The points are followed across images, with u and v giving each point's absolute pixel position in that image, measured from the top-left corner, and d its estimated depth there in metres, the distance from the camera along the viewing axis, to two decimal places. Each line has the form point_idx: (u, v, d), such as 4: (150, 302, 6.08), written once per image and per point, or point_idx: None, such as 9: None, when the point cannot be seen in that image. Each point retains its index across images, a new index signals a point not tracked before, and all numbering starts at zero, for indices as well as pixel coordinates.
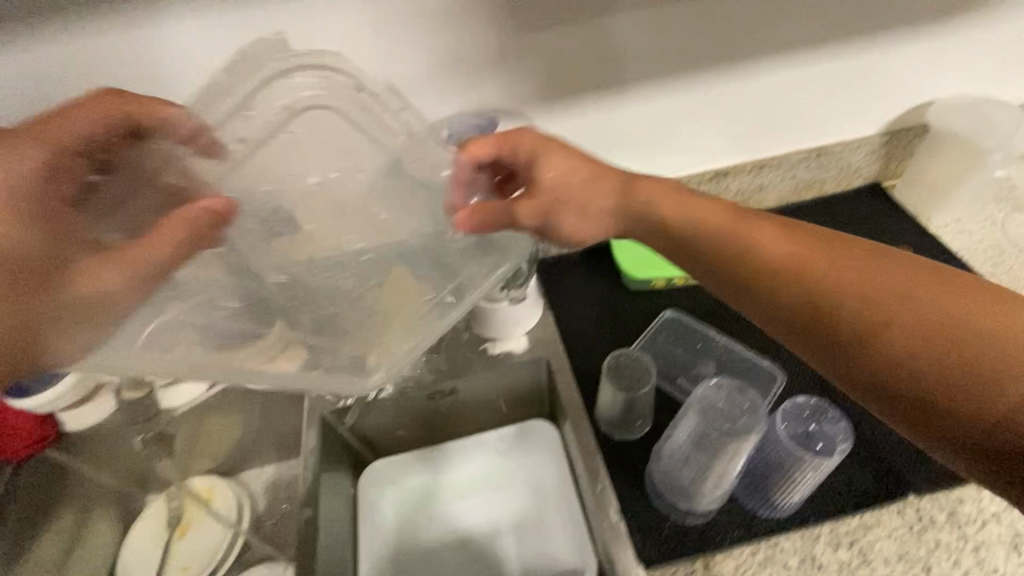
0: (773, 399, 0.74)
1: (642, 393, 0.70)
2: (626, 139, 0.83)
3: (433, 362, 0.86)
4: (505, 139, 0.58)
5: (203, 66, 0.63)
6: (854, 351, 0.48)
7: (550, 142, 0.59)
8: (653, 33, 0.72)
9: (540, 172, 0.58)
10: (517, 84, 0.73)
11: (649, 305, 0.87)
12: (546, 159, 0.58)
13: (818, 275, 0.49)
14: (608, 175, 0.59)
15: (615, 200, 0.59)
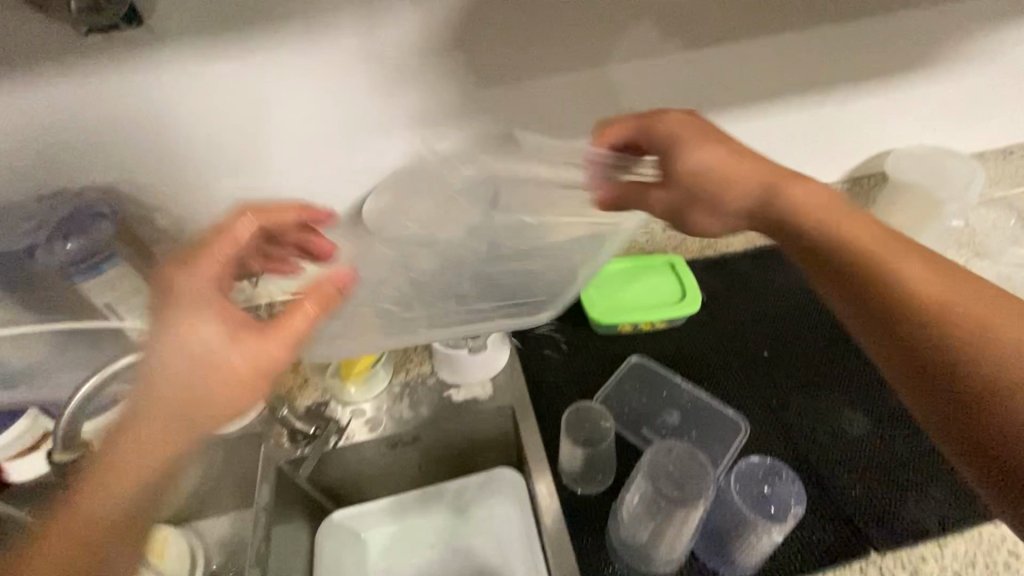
0: (735, 449, 0.74)
1: (602, 445, 0.70)
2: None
3: (395, 408, 0.84)
4: (688, 117, 0.62)
5: (159, 119, 0.63)
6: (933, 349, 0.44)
7: (707, 124, 0.62)
8: (612, 88, 0.73)
9: (683, 152, 0.60)
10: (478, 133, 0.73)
11: (614, 349, 0.86)
12: (684, 146, 0.60)
13: (914, 272, 0.47)
14: (762, 162, 0.59)
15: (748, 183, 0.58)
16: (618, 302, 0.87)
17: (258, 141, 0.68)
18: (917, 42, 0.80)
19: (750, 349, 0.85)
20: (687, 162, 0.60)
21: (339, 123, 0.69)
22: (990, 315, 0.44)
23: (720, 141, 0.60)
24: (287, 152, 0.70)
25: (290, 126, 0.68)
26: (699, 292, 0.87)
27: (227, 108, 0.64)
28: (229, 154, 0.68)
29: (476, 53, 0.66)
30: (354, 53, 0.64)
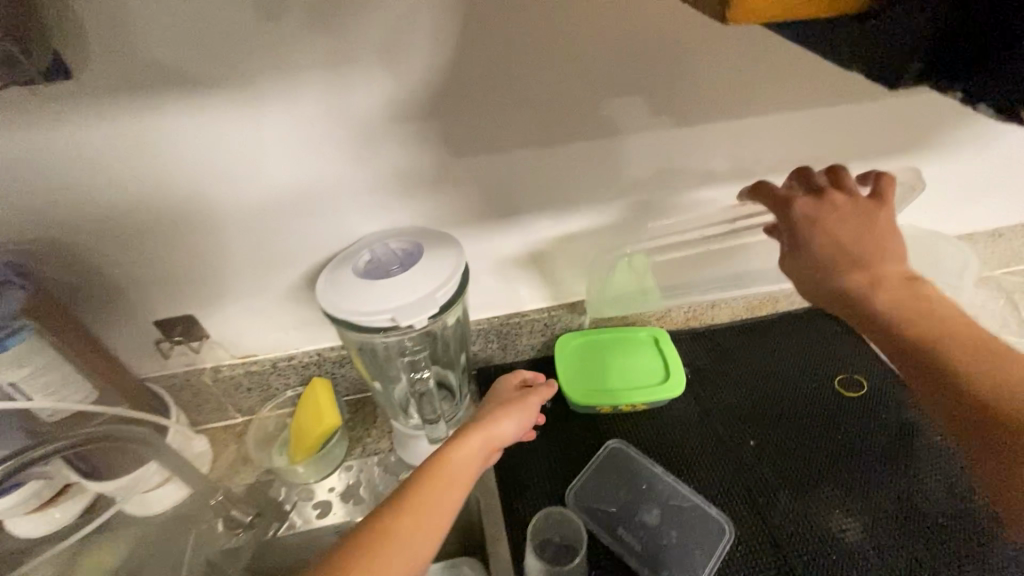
0: (717, 557, 0.67)
1: (572, 562, 0.65)
2: (569, 258, 0.79)
3: (347, 491, 0.76)
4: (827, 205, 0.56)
5: (93, 175, 0.58)
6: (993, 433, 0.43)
7: (869, 208, 0.56)
8: (592, 162, 0.69)
9: (817, 230, 0.55)
10: (447, 201, 0.68)
11: (589, 432, 0.80)
12: (828, 223, 0.55)
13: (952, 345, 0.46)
14: (872, 214, 0.56)
15: (861, 262, 0.52)
16: (597, 381, 0.82)
17: (206, 199, 0.62)
18: (909, 126, 0.78)
19: (734, 439, 0.79)
20: (828, 237, 0.54)
21: (297, 184, 0.63)
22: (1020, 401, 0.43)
23: (868, 224, 0.55)
24: (238, 212, 0.64)
25: (241, 185, 0.62)
26: (682, 372, 0.82)
27: (171, 165, 0.59)
28: (173, 213, 0.62)
29: (446, 121, 0.61)
30: (313, 115, 0.58)
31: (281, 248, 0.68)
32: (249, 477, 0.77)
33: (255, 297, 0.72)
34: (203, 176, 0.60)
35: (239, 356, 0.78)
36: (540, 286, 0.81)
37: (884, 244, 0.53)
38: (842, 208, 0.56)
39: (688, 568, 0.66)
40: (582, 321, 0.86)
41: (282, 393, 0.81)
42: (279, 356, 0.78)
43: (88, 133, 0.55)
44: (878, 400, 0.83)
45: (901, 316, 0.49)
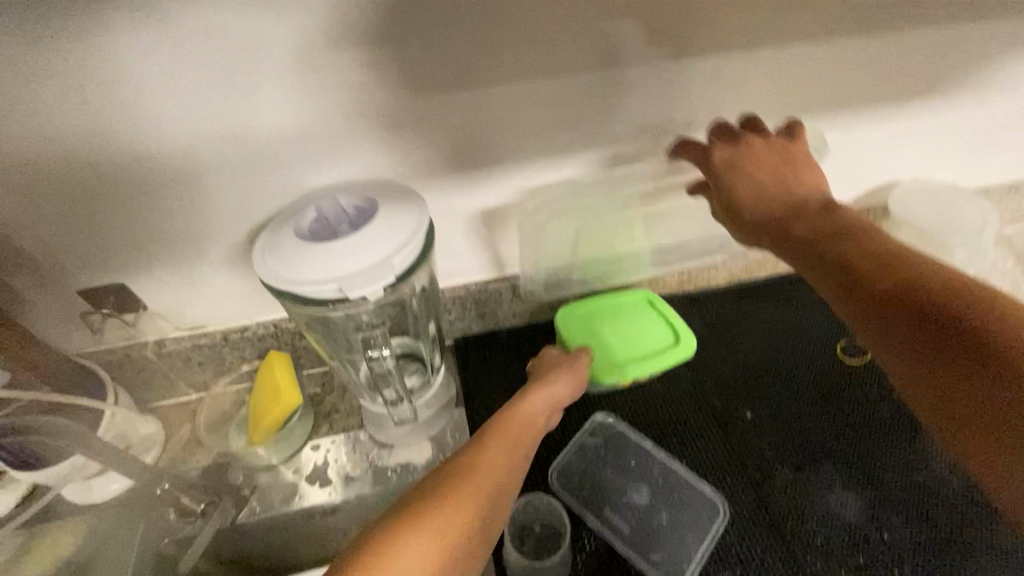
0: (711, 538, 0.63)
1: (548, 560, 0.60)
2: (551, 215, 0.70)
3: (313, 472, 0.70)
4: (743, 149, 0.57)
5: None
6: (960, 336, 0.37)
7: (783, 144, 0.56)
8: (575, 101, 0.59)
9: (735, 173, 0.56)
10: (409, 148, 0.59)
11: (576, 405, 0.74)
12: (744, 167, 0.56)
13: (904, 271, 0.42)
14: (790, 147, 0.56)
15: (776, 203, 0.53)
16: (602, 352, 0.75)
17: (119, 145, 0.52)
18: (941, 62, 0.68)
19: (729, 411, 0.73)
20: (749, 180, 0.55)
21: (228, 128, 0.53)
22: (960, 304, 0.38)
23: (781, 160, 0.56)
24: (160, 161, 0.54)
25: (159, 129, 0.52)
26: (690, 330, 0.76)
27: (69, 102, 0.49)
28: (81, 163, 0.53)
29: (401, 51, 0.51)
30: (238, 42, 0.48)
31: (217, 204, 0.59)
32: (205, 459, 0.70)
33: (197, 262, 0.64)
34: (111, 117, 0.50)
35: (185, 328, 0.70)
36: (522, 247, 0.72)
37: (798, 176, 0.54)
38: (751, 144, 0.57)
39: (679, 551, 0.62)
40: (569, 286, 0.79)
41: (236, 367, 0.73)
42: (229, 327, 0.70)
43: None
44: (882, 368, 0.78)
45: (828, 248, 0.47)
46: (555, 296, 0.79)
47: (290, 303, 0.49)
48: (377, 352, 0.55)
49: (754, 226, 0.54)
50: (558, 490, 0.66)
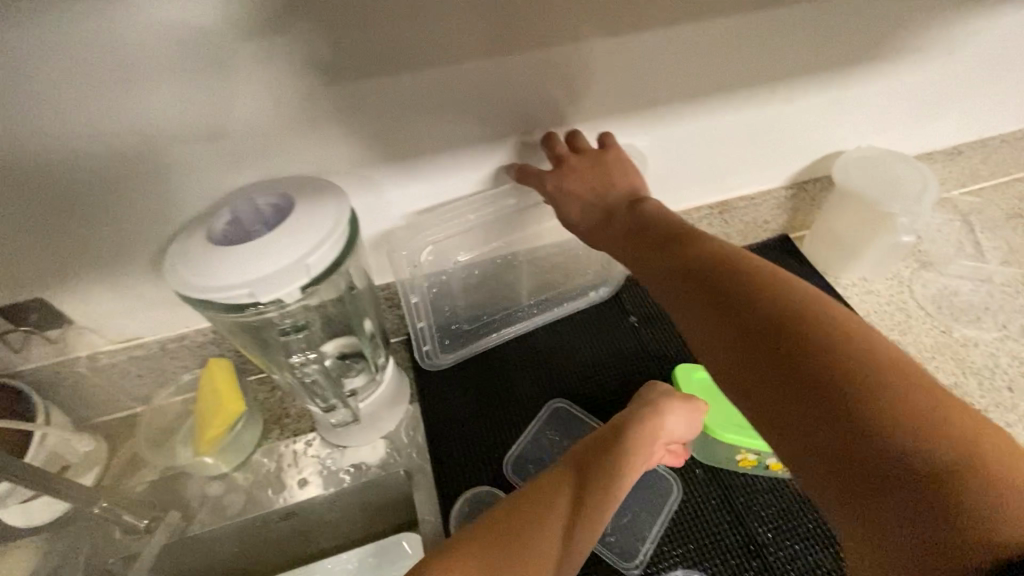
0: (664, 516, 0.63)
1: None
2: (493, 203, 0.69)
3: (266, 479, 0.69)
4: (564, 170, 0.60)
5: None
6: (739, 312, 0.36)
7: (597, 157, 0.60)
8: (507, 85, 0.58)
9: (564, 192, 0.59)
10: (334, 141, 0.57)
11: (531, 393, 0.74)
12: (570, 186, 0.59)
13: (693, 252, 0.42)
14: (600, 159, 0.60)
15: (596, 216, 0.56)
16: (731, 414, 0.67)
17: (12, 150, 0.49)
18: (877, 30, 0.67)
19: None
20: (574, 193, 0.58)
21: (136, 130, 0.51)
22: (735, 282, 0.38)
23: (598, 172, 0.59)
24: (67, 167, 0.51)
25: (60, 134, 0.49)
26: None
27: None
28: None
29: (316, 40, 0.49)
30: (133, 36, 0.45)
31: (135, 210, 0.56)
32: (152, 474, 0.68)
33: (123, 271, 0.61)
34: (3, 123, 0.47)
35: (120, 341, 0.67)
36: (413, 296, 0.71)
37: (614, 181, 0.58)
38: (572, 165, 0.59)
39: (635, 532, 0.62)
40: (520, 274, 0.78)
41: (179, 377, 0.71)
42: (168, 336, 0.68)
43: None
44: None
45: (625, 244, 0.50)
46: (466, 352, 0.77)
47: (208, 312, 0.47)
48: (298, 358, 0.56)
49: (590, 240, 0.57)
50: (514, 480, 0.66)
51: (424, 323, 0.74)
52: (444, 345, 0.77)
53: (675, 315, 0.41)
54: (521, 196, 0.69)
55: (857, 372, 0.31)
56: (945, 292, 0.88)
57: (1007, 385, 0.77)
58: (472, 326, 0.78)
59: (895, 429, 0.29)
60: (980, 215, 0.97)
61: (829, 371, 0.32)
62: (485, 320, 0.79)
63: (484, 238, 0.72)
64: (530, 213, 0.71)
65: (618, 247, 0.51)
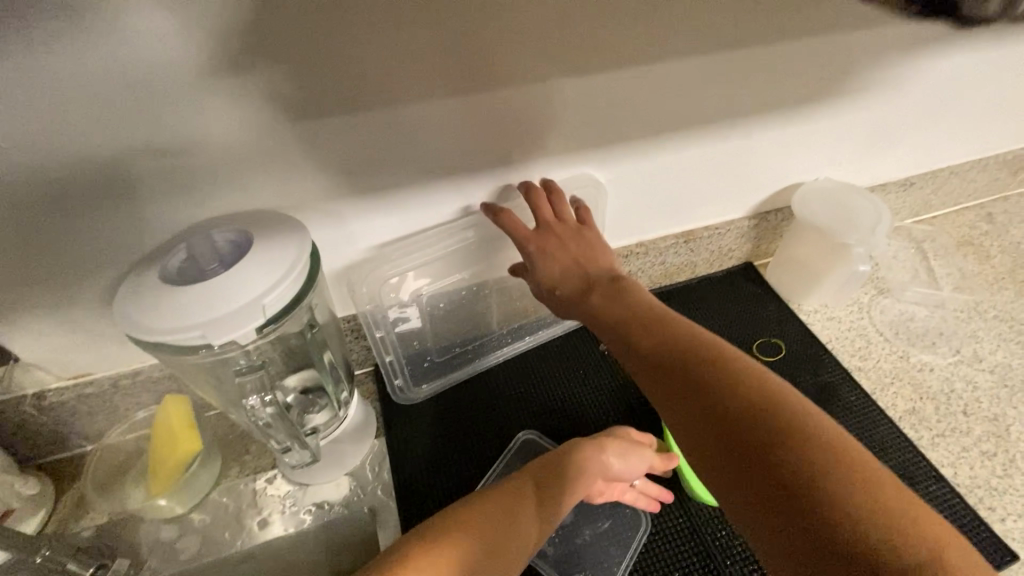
0: (634, 551, 0.63)
1: None
2: (461, 235, 0.69)
3: (221, 520, 0.66)
4: (548, 236, 0.64)
5: None
6: (720, 408, 0.41)
7: (579, 229, 0.65)
8: (472, 121, 0.59)
9: (547, 261, 0.63)
10: (297, 175, 0.56)
11: (499, 424, 0.73)
12: (553, 255, 0.63)
13: (679, 345, 0.47)
14: (581, 231, 0.65)
15: (577, 283, 0.61)
16: None
17: None
18: (826, 72, 0.71)
19: (650, 422, 0.74)
20: (557, 263, 0.63)
21: (90, 163, 0.49)
22: (718, 378, 0.43)
23: (580, 245, 0.64)
24: (14, 203, 0.49)
25: (8, 168, 0.47)
26: None
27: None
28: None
29: (278, 76, 0.49)
30: (86, 73, 0.44)
31: (88, 244, 0.54)
32: (101, 517, 0.65)
33: (71, 307, 0.58)
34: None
35: (71, 377, 0.64)
36: (378, 331, 0.70)
37: (596, 257, 0.63)
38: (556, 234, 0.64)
39: (604, 568, 0.62)
40: (489, 304, 0.78)
41: (133, 414, 0.68)
42: (121, 372, 0.65)
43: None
44: (780, 363, 0.83)
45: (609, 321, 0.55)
46: (440, 381, 0.76)
47: (160, 353, 0.45)
48: (253, 400, 0.52)
49: (566, 303, 0.61)
50: None
51: (392, 356, 0.73)
52: (416, 378, 0.76)
53: (662, 405, 0.46)
54: (489, 228, 0.69)
55: (825, 469, 0.36)
56: (902, 318, 0.91)
57: (962, 410, 0.79)
58: (444, 360, 0.78)
59: (864, 532, 0.34)
60: (932, 242, 1.01)
61: (803, 467, 0.36)
62: (456, 355, 0.78)
63: (452, 268, 0.72)
64: (498, 243, 0.72)
65: (602, 325, 0.56)
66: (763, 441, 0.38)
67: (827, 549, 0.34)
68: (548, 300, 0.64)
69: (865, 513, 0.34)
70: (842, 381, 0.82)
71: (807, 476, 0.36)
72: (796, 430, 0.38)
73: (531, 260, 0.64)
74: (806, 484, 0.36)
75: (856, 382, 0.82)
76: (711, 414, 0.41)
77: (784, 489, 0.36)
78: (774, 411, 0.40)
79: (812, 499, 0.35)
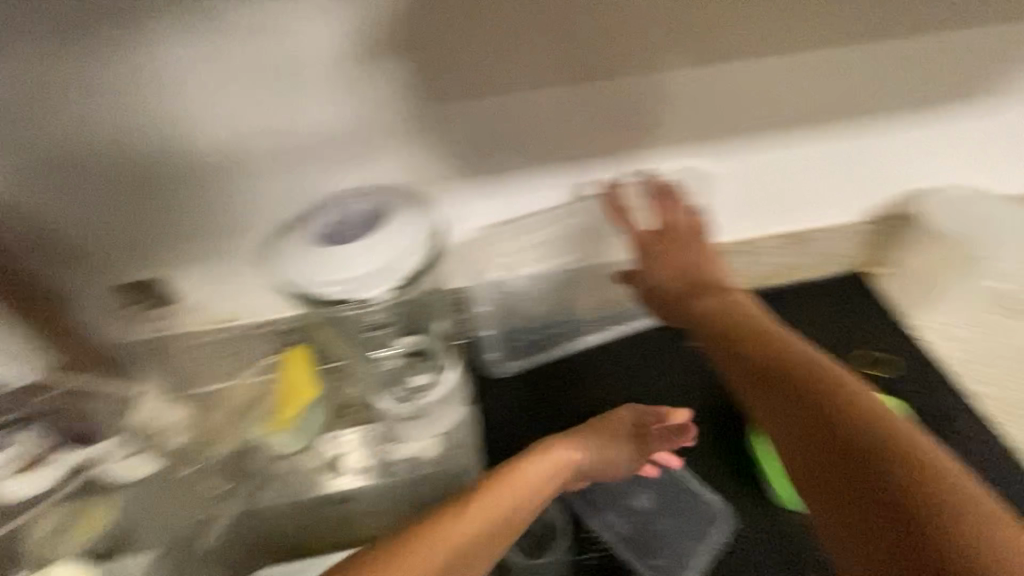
0: (707, 551, 0.63)
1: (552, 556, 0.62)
2: (558, 220, 0.72)
3: (326, 462, 0.74)
4: (665, 241, 0.66)
5: (54, 120, 0.55)
6: (808, 402, 0.42)
7: (695, 238, 0.66)
8: (583, 108, 0.61)
9: (654, 262, 0.65)
10: (422, 154, 0.62)
11: (584, 407, 0.76)
12: (663, 258, 0.65)
13: (778, 346, 0.48)
14: (695, 239, 0.66)
15: (680, 285, 0.62)
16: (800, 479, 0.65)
17: (164, 145, 0.58)
18: (970, 69, 0.65)
19: (737, 428, 0.72)
20: (664, 267, 0.64)
21: (261, 133, 0.58)
22: (811, 376, 0.44)
23: (693, 252, 0.65)
24: (202, 163, 0.60)
25: (204, 133, 0.58)
26: None
27: (119, 109, 0.55)
28: (130, 162, 0.59)
29: (417, 62, 0.55)
30: (274, 53, 0.53)
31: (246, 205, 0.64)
32: None
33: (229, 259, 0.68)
34: (162, 121, 0.56)
35: (219, 321, 0.75)
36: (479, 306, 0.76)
37: (706, 264, 0.63)
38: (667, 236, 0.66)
39: (678, 559, 0.62)
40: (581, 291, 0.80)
41: None
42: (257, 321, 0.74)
43: (20, 70, 0.51)
44: (891, 382, 0.77)
45: (706, 320, 0.56)
46: (529, 361, 0.79)
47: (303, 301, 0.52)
48: None
49: (663, 302, 0.63)
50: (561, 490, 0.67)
51: (490, 331, 0.78)
52: (510, 354, 0.80)
53: (749, 398, 0.47)
54: (587, 215, 0.71)
55: (914, 474, 0.35)
56: None
57: None
58: (534, 338, 0.80)
59: (949, 541, 0.32)
60: None
61: (883, 467, 0.36)
62: (546, 337, 0.80)
63: (548, 253, 0.74)
64: (593, 231, 0.74)
65: (697, 322, 0.57)
66: (843, 436, 0.39)
67: (964, 558, 0.31)
68: (647, 301, 0.67)
69: (951, 524, 0.33)
70: (959, 409, 0.75)
71: (889, 476, 0.36)
72: (884, 434, 0.38)
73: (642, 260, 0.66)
74: (887, 483, 0.35)
75: (977, 412, 0.74)
76: (795, 407, 0.42)
77: (862, 486, 0.36)
78: (864, 413, 0.40)
79: (894, 500, 0.35)
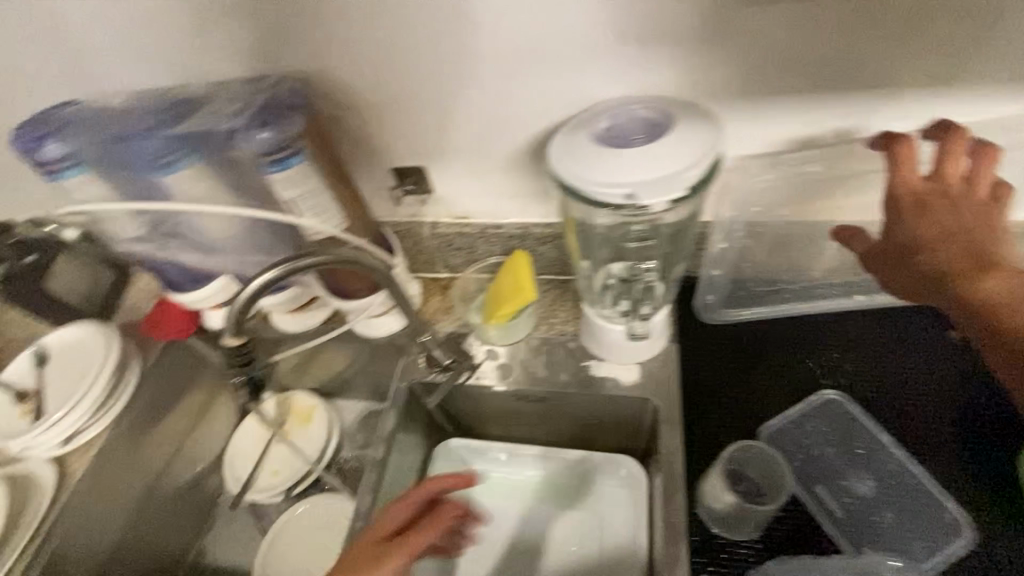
0: (948, 559, 0.55)
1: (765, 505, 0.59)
2: (817, 163, 0.66)
3: (531, 362, 0.79)
4: (937, 191, 0.60)
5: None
6: None
7: (986, 205, 0.59)
8: (890, 27, 0.54)
9: (926, 220, 0.60)
10: (706, 69, 0.58)
11: (806, 372, 0.69)
12: (937, 214, 0.59)
13: None
14: (987, 206, 0.59)
15: (965, 259, 0.58)
16: None
17: (462, 34, 0.59)
18: None
19: (999, 432, 0.62)
20: (933, 226, 0.59)
21: (558, 31, 0.57)
22: None
23: (982, 222, 0.59)
24: (490, 56, 0.60)
25: (505, 25, 0.58)
26: None
27: None
28: (428, 49, 0.60)
29: None
30: None
31: (516, 108, 0.64)
32: (450, 327, 0.83)
33: (480, 158, 0.71)
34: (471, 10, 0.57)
35: (456, 216, 0.81)
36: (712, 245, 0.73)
37: (997, 241, 0.58)
38: (946, 188, 0.60)
39: (905, 556, 0.56)
40: (826, 248, 0.72)
41: (486, 258, 0.83)
42: (490, 221, 0.79)
43: None
44: None
45: (1007, 324, 0.54)
46: (747, 313, 0.73)
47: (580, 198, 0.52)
48: None
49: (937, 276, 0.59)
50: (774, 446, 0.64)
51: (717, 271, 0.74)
52: (728, 301, 0.74)
53: None
54: (849, 160, 0.65)
55: None
56: None
57: None
58: (756, 291, 0.74)
59: None
60: None
61: None
62: (770, 292, 0.74)
63: (794, 196, 0.69)
64: (849, 178, 0.67)
65: (990, 325, 0.55)
66: None
67: None
68: (899, 256, 0.63)
69: None
70: None
71: None
72: None
73: (903, 207, 0.61)
74: None
75: None
76: None
77: None
78: None
79: None
